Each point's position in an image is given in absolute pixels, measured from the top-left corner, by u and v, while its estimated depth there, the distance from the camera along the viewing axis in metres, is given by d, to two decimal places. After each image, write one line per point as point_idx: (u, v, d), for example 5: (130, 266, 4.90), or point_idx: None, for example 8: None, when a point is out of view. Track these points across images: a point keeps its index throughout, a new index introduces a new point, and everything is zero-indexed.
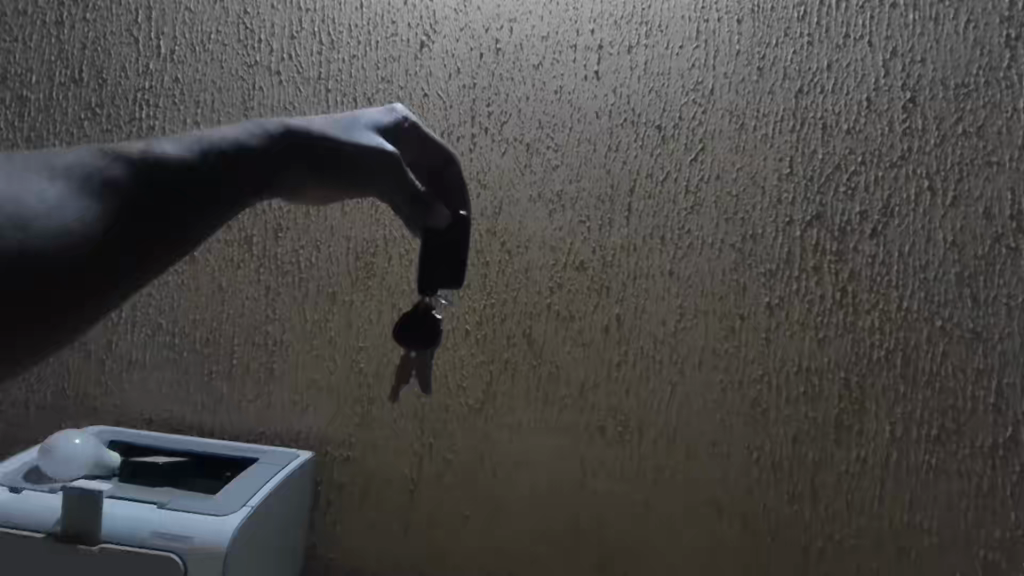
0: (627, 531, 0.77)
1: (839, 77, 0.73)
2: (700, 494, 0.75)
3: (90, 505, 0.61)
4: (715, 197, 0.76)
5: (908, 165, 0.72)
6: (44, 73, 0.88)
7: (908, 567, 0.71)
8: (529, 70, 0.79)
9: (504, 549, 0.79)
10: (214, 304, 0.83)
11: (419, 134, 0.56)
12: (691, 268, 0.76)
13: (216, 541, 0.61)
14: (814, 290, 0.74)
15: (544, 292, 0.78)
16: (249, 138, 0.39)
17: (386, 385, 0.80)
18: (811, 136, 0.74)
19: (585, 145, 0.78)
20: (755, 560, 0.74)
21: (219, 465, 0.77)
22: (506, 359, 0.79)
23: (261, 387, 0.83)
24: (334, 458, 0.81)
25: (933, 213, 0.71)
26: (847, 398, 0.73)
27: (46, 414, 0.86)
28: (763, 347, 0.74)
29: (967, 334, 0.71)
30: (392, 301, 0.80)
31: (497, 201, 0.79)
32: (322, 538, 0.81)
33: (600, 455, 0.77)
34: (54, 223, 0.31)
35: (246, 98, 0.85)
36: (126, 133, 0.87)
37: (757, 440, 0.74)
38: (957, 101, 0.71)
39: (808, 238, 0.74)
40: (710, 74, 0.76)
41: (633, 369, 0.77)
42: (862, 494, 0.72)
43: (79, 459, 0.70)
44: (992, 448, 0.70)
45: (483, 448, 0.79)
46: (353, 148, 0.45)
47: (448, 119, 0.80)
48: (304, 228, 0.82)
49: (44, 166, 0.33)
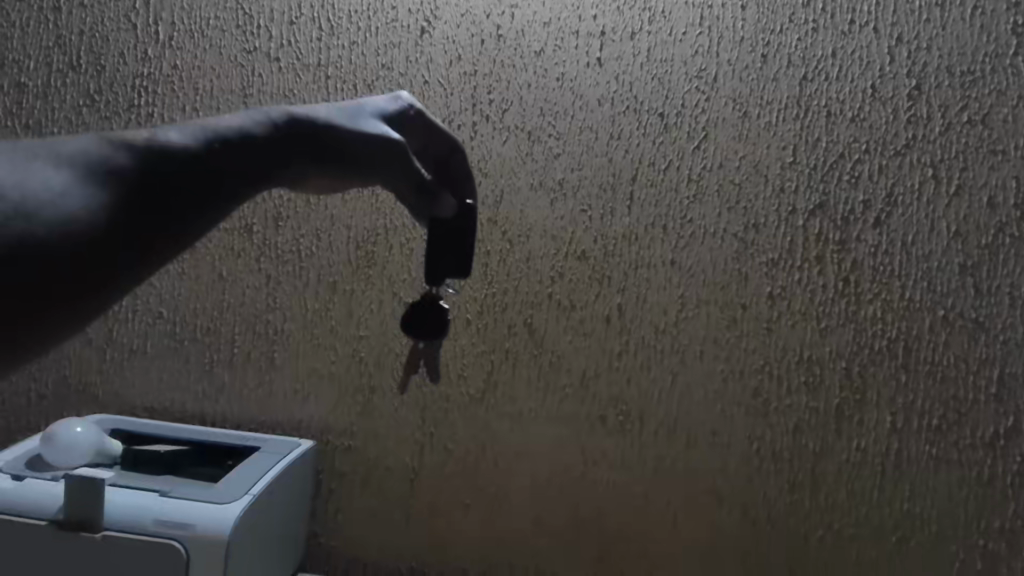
0: (627, 520, 0.77)
1: (844, 64, 0.73)
2: (700, 484, 0.76)
3: (93, 493, 0.62)
4: (717, 185, 0.75)
5: (913, 154, 0.71)
6: (42, 60, 0.87)
7: (907, 556, 0.72)
8: (531, 57, 0.78)
9: (504, 536, 0.79)
10: (214, 293, 0.83)
11: (424, 123, 0.56)
12: (692, 257, 0.76)
13: (218, 529, 0.61)
14: (816, 280, 0.73)
15: (545, 282, 0.78)
16: (254, 127, 0.39)
17: (387, 374, 0.80)
18: (814, 125, 0.73)
19: (587, 133, 0.77)
20: (755, 549, 0.75)
21: (221, 453, 0.77)
22: (507, 348, 0.79)
23: (262, 376, 0.83)
24: (335, 447, 0.81)
25: (937, 202, 0.71)
26: (848, 388, 0.73)
27: (48, 403, 0.86)
28: (765, 337, 0.74)
29: (970, 324, 0.70)
30: (393, 291, 0.80)
31: (498, 189, 0.79)
32: (324, 526, 0.82)
33: (600, 444, 0.77)
34: (58, 212, 0.31)
35: (245, 84, 0.84)
36: (125, 120, 0.86)
37: (758, 430, 0.74)
38: (962, 88, 0.70)
39: (811, 227, 0.73)
40: (713, 61, 0.75)
41: (634, 359, 0.77)
42: (862, 484, 0.73)
43: (81, 447, 0.70)
44: (993, 437, 0.70)
45: (484, 437, 0.79)
46: (359, 136, 0.45)
47: (448, 107, 0.79)
48: (304, 216, 0.81)
49: (48, 153, 0.32)
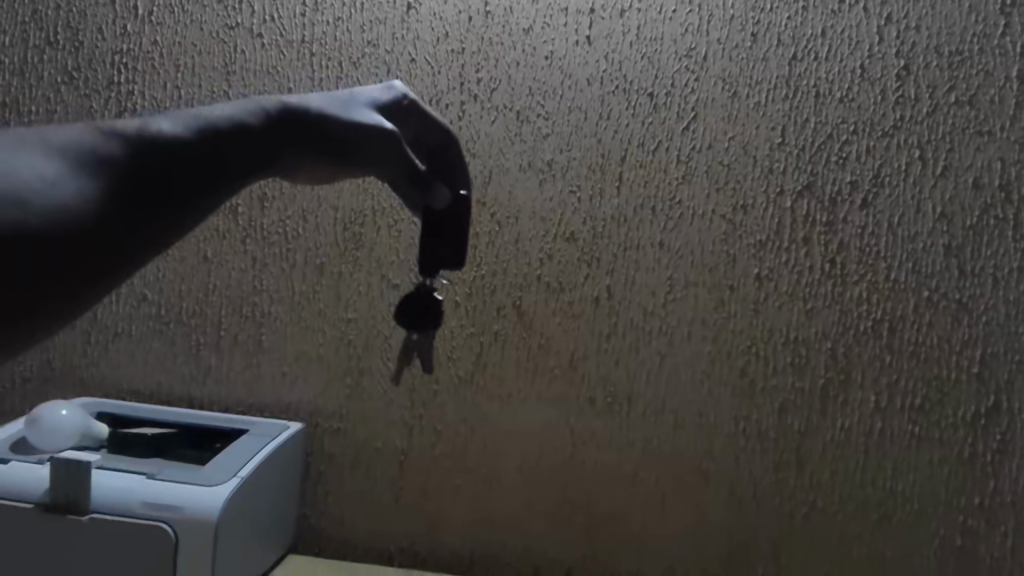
0: (616, 502, 0.78)
1: (833, 44, 0.73)
2: (688, 464, 0.76)
3: (78, 475, 0.61)
4: (706, 167, 0.75)
5: (900, 135, 0.72)
6: (17, 35, 0.85)
7: (889, 532, 0.73)
8: (519, 34, 0.77)
9: (495, 519, 0.80)
10: (200, 275, 0.83)
11: (418, 112, 0.55)
12: (681, 239, 0.76)
13: (205, 512, 0.61)
14: (804, 261, 0.74)
15: (534, 264, 0.78)
16: (246, 116, 0.38)
17: (376, 357, 0.80)
18: (803, 105, 0.73)
19: (576, 113, 0.77)
20: (741, 527, 0.76)
21: (210, 437, 0.76)
22: (496, 330, 0.78)
23: (250, 359, 0.82)
24: (324, 430, 0.81)
25: (923, 183, 0.72)
26: (834, 368, 0.73)
27: (32, 387, 0.85)
28: (752, 317, 0.75)
29: (954, 304, 0.71)
30: (382, 273, 0.79)
31: (487, 170, 0.78)
32: (314, 509, 0.82)
33: (589, 425, 0.78)
34: (50, 200, 0.30)
35: (228, 61, 0.82)
36: (105, 97, 0.84)
37: (745, 410, 0.75)
38: (950, 69, 0.71)
39: (799, 208, 0.73)
40: (704, 40, 0.74)
41: (623, 341, 0.77)
42: (846, 462, 0.74)
43: (67, 430, 0.70)
44: (974, 417, 0.71)
45: (473, 419, 0.79)
46: (352, 127, 0.44)
47: (436, 86, 0.78)
48: (290, 197, 0.81)
49: (38, 141, 0.32)
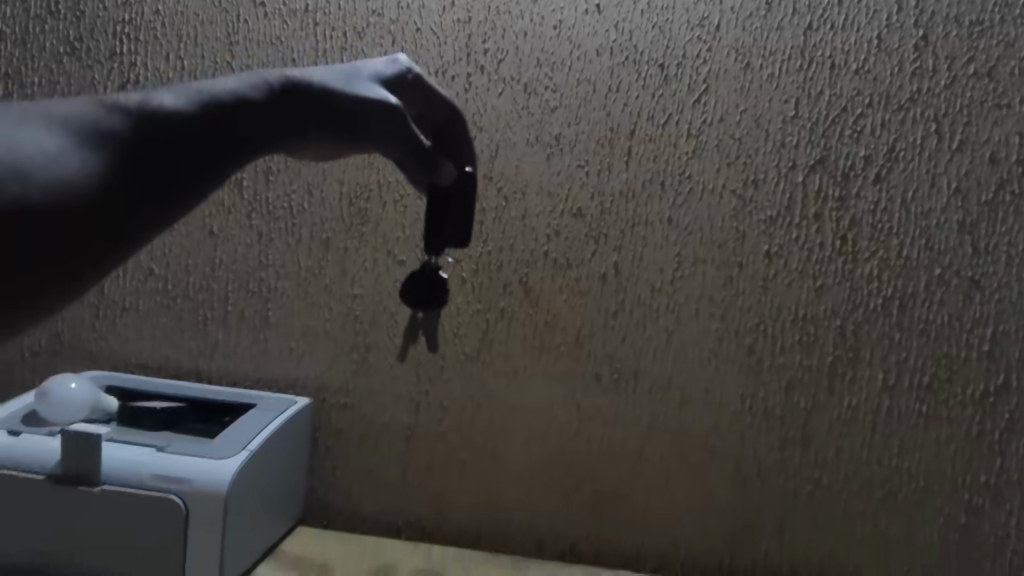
0: (621, 476, 0.78)
1: (850, 13, 0.70)
2: (694, 441, 0.76)
3: (88, 447, 0.62)
4: (717, 141, 0.74)
5: (917, 108, 0.70)
6: (18, 5, 0.83)
7: (893, 509, 0.73)
8: (527, 3, 0.75)
9: (501, 493, 0.80)
10: (206, 250, 0.82)
11: (423, 87, 0.54)
12: (690, 215, 0.75)
13: (215, 485, 0.62)
14: (814, 238, 0.73)
15: (541, 240, 0.77)
16: (249, 91, 0.38)
17: (382, 332, 0.80)
18: (818, 77, 0.71)
19: (585, 85, 0.75)
20: (745, 504, 0.76)
21: (219, 411, 0.77)
22: (503, 307, 0.78)
23: (257, 334, 0.82)
24: (332, 405, 0.82)
25: (938, 157, 0.70)
26: (842, 346, 0.73)
27: (42, 360, 0.86)
28: (761, 295, 0.74)
29: (966, 282, 0.71)
30: (388, 248, 0.79)
31: (494, 143, 0.77)
32: (322, 482, 0.83)
33: (595, 402, 0.78)
34: (53, 173, 0.30)
35: (230, 31, 0.81)
36: (108, 69, 0.83)
37: (751, 388, 0.75)
38: (969, 39, 0.69)
39: (810, 183, 0.72)
40: (716, 9, 0.73)
41: (630, 317, 0.76)
42: (852, 441, 0.74)
43: (77, 404, 0.70)
44: (983, 395, 0.71)
45: (480, 395, 0.79)
46: (355, 101, 0.43)
47: (442, 57, 0.77)
48: (296, 171, 0.80)
49: (41, 113, 0.32)
